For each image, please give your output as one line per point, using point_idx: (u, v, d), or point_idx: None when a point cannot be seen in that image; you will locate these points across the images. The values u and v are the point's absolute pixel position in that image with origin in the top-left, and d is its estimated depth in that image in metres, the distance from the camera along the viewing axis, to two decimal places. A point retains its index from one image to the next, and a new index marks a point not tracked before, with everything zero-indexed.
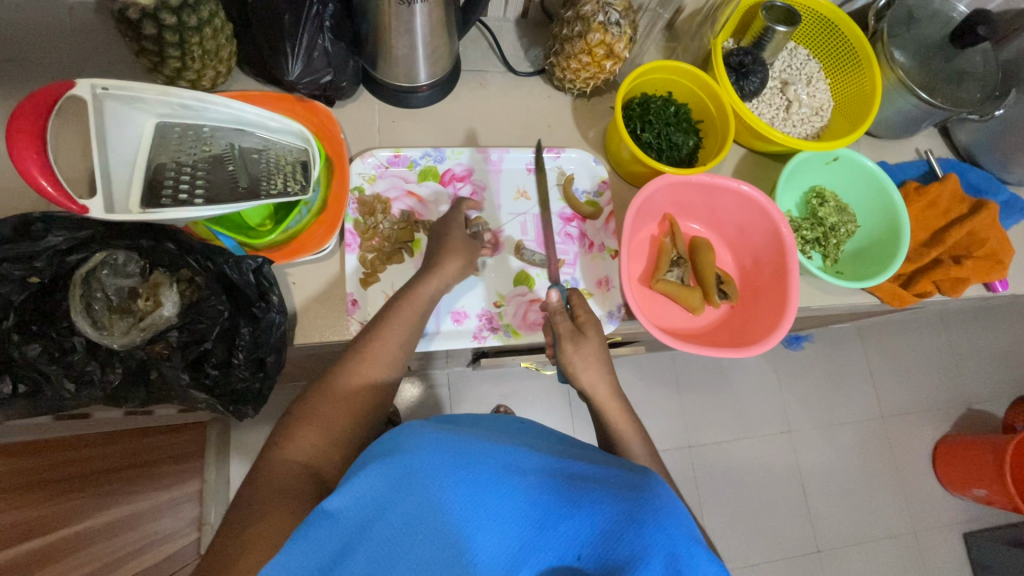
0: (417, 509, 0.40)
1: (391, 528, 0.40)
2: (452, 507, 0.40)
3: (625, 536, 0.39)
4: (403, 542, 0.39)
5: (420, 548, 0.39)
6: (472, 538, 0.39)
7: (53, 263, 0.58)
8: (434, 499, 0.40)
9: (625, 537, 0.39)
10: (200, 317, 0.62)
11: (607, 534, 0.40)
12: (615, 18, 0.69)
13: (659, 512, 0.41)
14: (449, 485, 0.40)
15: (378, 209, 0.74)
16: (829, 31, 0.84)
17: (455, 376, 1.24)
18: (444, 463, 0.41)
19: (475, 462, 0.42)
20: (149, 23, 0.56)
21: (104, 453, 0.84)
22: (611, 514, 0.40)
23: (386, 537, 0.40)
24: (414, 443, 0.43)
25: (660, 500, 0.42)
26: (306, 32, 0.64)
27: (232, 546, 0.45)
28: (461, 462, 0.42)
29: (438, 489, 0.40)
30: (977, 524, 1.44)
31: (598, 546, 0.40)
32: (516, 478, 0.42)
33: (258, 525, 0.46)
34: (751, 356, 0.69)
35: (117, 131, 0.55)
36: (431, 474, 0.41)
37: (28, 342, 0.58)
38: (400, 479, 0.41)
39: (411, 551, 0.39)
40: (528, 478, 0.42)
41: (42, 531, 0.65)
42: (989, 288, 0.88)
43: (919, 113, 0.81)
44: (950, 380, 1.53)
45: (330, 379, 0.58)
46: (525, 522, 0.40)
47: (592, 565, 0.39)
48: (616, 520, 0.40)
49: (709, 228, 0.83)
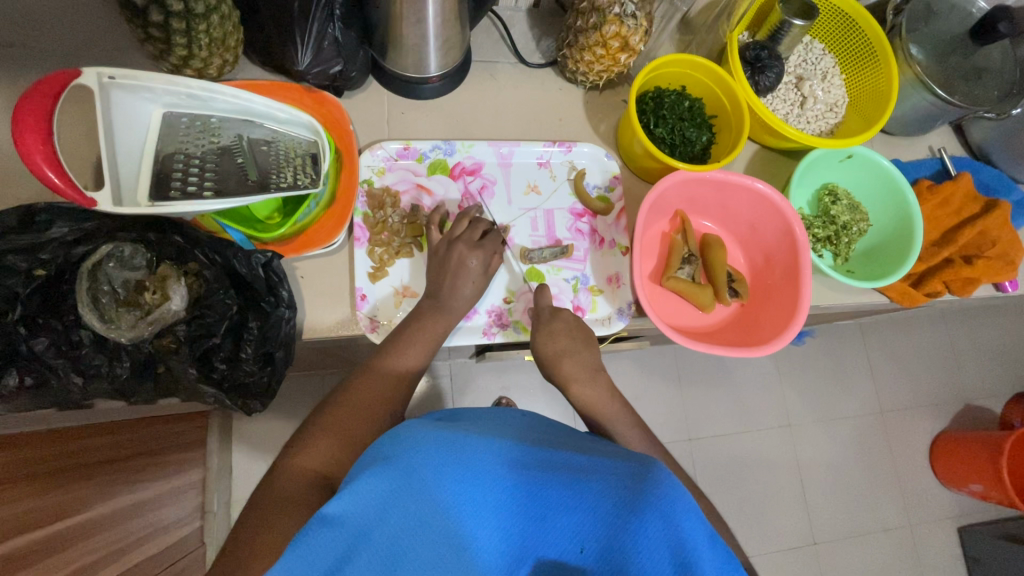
0: (418, 509, 0.39)
1: (395, 528, 0.39)
2: (454, 506, 0.39)
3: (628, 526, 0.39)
4: (407, 542, 0.38)
5: (426, 548, 0.38)
6: (475, 535, 0.39)
7: (59, 256, 0.57)
8: (437, 496, 0.40)
9: (627, 522, 0.39)
10: (206, 312, 0.61)
11: (610, 524, 0.40)
12: (631, 10, 0.68)
13: (659, 500, 0.40)
14: (451, 482, 0.40)
15: (387, 203, 0.73)
16: (846, 26, 0.83)
17: (458, 366, 1.24)
18: (445, 462, 0.41)
19: (474, 462, 0.42)
20: (156, 9, 0.54)
21: (106, 444, 0.83)
22: (611, 504, 0.40)
23: (389, 534, 0.38)
24: (413, 446, 0.43)
25: (659, 486, 0.42)
26: (316, 20, 0.62)
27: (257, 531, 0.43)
28: (463, 461, 0.42)
29: (439, 488, 0.40)
30: (972, 518, 1.45)
31: (601, 536, 0.40)
32: (516, 474, 0.42)
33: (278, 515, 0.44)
34: (763, 354, 0.69)
35: (123, 122, 0.54)
36: (433, 472, 0.41)
37: (35, 335, 0.56)
38: (401, 478, 0.41)
39: (418, 551, 0.38)
40: (529, 474, 0.42)
41: (47, 520, 0.64)
42: (998, 289, 0.88)
43: (934, 111, 0.80)
44: (949, 377, 1.53)
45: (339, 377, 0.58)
46: (526, 515, 0.40)
47: (595, 556, 0.39)
48: (615, 507, 0.40)
49: (721, 225, 0.82)
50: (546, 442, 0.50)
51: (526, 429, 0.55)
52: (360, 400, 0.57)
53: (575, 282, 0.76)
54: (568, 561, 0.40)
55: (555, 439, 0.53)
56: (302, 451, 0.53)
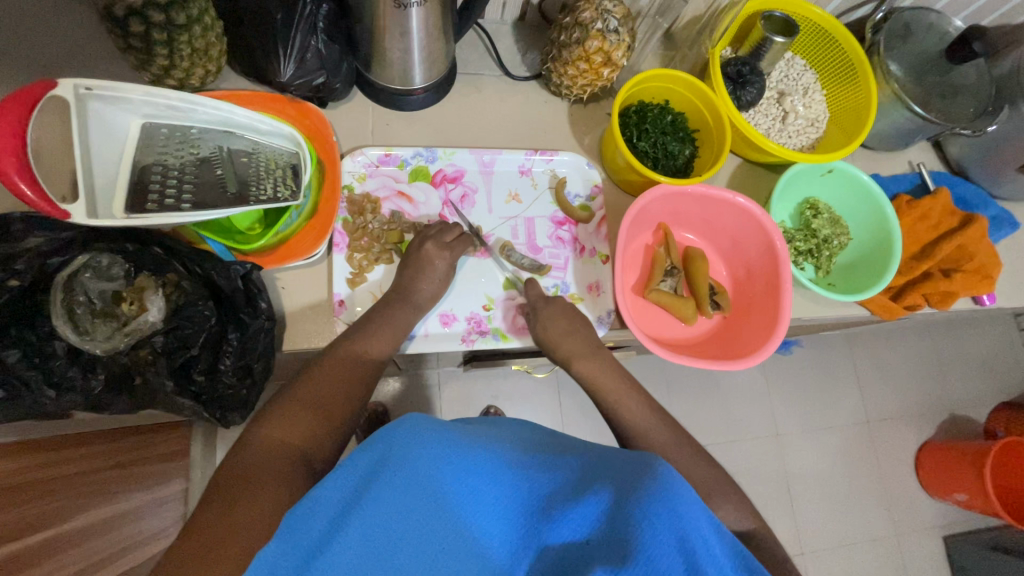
0: (410, 500, 0.38)
1: (385, 518, 0.37)
2: (451, 499, 0.38)
3: (633, 522, 0.37)
4: (399, 540, 0.37)
5: (421, 540, 0.37)
6: (478, 526, 0.38)
7: (33, 267, 0.57)
8: (435, 486, 0.38)
9: (629, 516, 0.37)
10: (185, 323, 0.60)
11: (610, 517, 0.38)
12: (613, 26, 0.69)
13: (662, 495, 0.38)
14: (449, 473, 0.39)
15: (367, 209, 0.73)
16: (827, 43, 0.84)
17: (447, 375, 1.23)
18: (439, 453, 0.40)
19: (470, 454, 0.41)
20: (136, 20, 0.54)
21: (83, 454, 0.81)
22: (609, 500, 0.38)
23: (377, 527, 0.37)
24: (403, 436, 0.41)
25: (659, 483, 0.39)
26: (299, 31, 0.63)
27: (221, 520, 0.42)
28: (456, 451, 0.41)
29: (436, 476, 0.39)
30: (956, 526, 1.46)
31: (603, 528, 0.38)
32: (517, 476, 0.41)
33: (246, 505, 0.43)
34: (745, 368, 0.69)
35: (99, 134, 0.53)
36: (425, 462, 0.39)
37: (6, 347, 0.55)
38: (388, 467, 0.39)
39: (412, 542, 0.37)
40: (528, 472, 0.42)
41: (16, 535, 0.63)
42: (977, 302, 0.90)
43: (912, 128, 0.81)
44: (934, 387, 1.55)
45: (303, 380, 0.57)
46: (530, 511, 0.39)
47: (601, 547, 0.37)
48: (615, 502, 0.38)
49: (704, 237, 0.82)
50: (535, 441, 0.49)
51: (515, 425, 0.53)
52: (337, 396, 0.56)
53: (554, 290, 0.76)
54: (571, 550, 0.38)
55: (546, 438, 0.51)
56: (275, 429, 0.52)
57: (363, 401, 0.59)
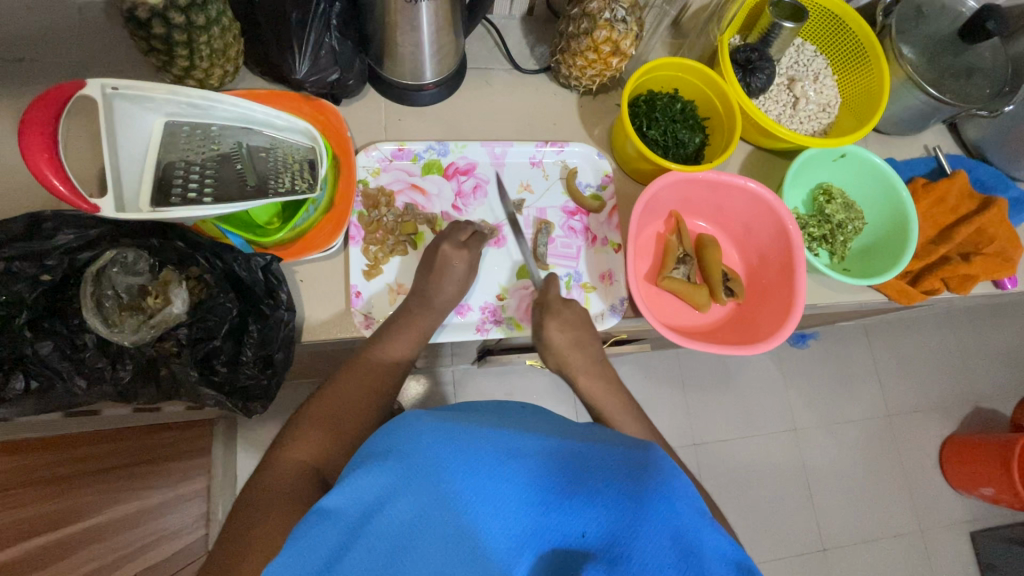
0: (418, 498, 0.37)
1: (396, 520, 0.37)
2: (457, 494, 0.36)
3: (635, 515, 0.36)
4: (407, 535, 0.36)
5: (426, 535, 0.35)
6: (482, 524, 0.35)
7: (64, 262, 0.59)
8: (441, 487, 0.37)
9: (633, 505, 0.37)
10: (208, 315, 0.62)
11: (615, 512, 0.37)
12: (621, 15, 0.69)
13: (659, 488, 0.38)
14: (459, 471, 0.37)
15: (381, 202, 0.74)
16: (835, 27, 0.84)
17: (461, 372, 1.24)
18: (450, 447, 0.39)
19: (479, 446, 0.39)
20: (158, 21, 0.56)
21: (113, 449, 0.85)
22: (617, 489, 0.38)
23: (383, 533, 0.37)
24: (410, 430, 0.41)
25: (660, 477, 0.40)
26: (314, 29, 0.64)
27: None
28: (465, 447, 0.39)
29: (444, 476, 0.37)
30: (984, 523, 1.43)
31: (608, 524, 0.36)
32: (523, 467, 0.38)
33: None
34: (757, 353, 0.69)
35: (125, 133, 0.55)
36: (433, 460, 0.38)
37: (40, 339, 0.58)
38: (401, 463, 0.39)
39: (420, 543, 0.35)
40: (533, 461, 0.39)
41: (47, 528, 0.66)
42: (998, 286, 0.88)
43: (928, 110, 0.81)
44: (957, 379, 1.52)
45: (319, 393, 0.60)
46: (539, 505, 0.36)
47: (604, 545, 0.36)
48: (625, 496, 0.37)
49: (714, 224, 0.83)
50: (543, 429, 0.48)
51: (526, 417, 0.52)
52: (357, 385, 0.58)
53: (566, 280, 0.76)
54: (575, 551, 0.36)
55: (556, 427, 0.50)
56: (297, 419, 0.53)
57: (380, 393, 0.60)
